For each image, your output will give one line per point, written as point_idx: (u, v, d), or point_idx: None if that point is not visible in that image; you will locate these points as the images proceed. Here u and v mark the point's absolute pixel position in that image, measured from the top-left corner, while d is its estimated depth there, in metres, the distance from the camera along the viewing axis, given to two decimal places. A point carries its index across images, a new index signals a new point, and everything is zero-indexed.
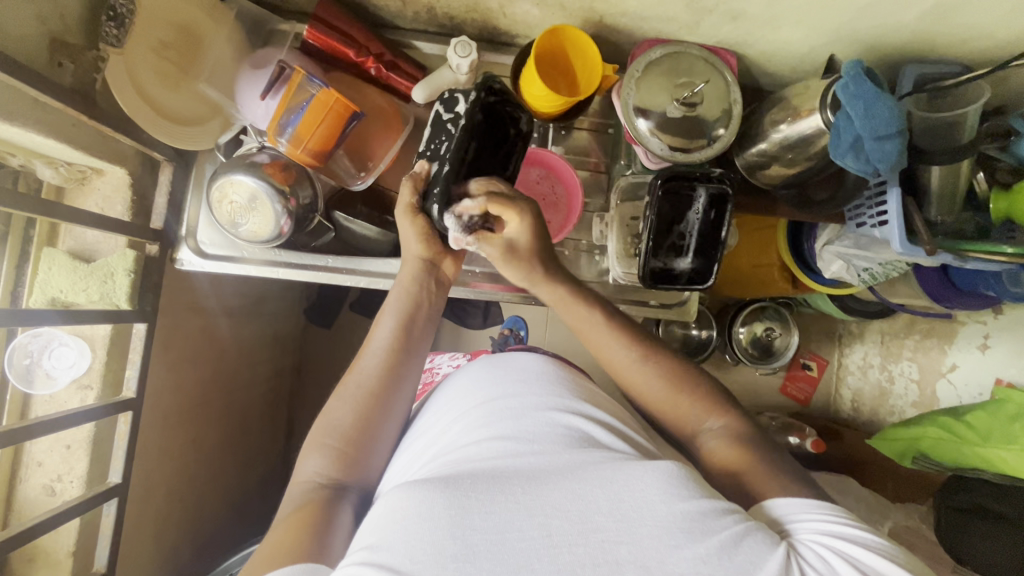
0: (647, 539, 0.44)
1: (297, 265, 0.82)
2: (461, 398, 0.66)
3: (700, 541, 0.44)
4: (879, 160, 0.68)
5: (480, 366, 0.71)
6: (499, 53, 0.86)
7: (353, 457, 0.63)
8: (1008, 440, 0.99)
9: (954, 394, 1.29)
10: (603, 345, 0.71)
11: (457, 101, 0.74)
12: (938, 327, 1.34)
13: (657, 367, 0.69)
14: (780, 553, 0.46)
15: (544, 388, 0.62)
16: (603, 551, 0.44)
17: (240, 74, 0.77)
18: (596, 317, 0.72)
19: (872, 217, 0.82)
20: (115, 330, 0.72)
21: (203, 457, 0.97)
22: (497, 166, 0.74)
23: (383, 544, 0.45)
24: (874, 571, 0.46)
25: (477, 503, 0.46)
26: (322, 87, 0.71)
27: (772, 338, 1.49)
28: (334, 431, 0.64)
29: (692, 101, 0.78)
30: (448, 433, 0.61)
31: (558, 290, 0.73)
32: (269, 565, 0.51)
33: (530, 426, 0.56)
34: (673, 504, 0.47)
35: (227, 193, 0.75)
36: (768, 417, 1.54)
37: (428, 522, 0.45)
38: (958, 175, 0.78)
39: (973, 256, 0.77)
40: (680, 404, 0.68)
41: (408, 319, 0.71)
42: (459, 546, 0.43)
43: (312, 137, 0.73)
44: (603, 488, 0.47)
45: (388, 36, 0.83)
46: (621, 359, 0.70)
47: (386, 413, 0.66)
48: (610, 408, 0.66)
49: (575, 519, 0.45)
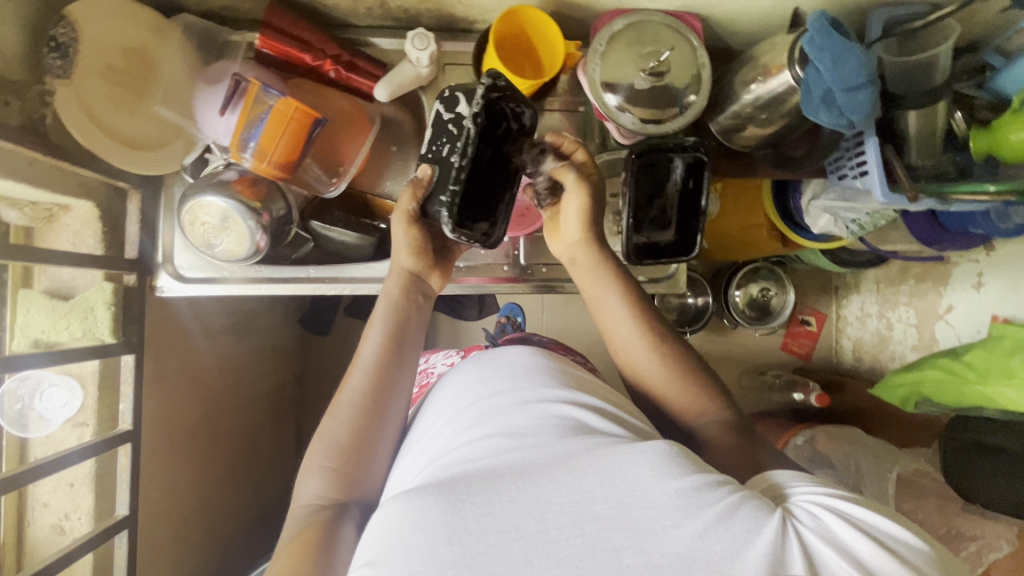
0: (643, 522, 0.45)
1: (278, 279, 0.81)
2: (453, 399, 0.66)
3: (696, 518, 0.45)
4: (853, 111, 0.67)
5: (470, 366, 0.70)
6: (458, 41, 0.84)
7: (353, 476, 0.63)
8: (1008, 375, 1.01)
9: (952, 335, 1.30)
10: (618, 322, 0.72)
11: (457, 101, 0.71)
12: (932, 270, 1.35)
13: (667, 356, 0.70)
14: (776, 521, 0.46)
15: (534, 381, 0.62)
16: (601, 540, 0.44)
17: (198, 93, 0.75)
18: (617, 287, 0.73)
19: (854, 167, 0.81)
20: (103, 365, 0.71)
21: (215, 477, 0.98)
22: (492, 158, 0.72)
23: (382, 556, 0.46)
24: (870, 527, 0.47)
25: (471, 507, 0.46)
26: (278, 98, 0.69)
27: (768, 298, 1.50)
28: (334, 451, 0.63)
29: (659, 70, 0.76)
30: (440, 438, 0.61)
31: (593, 262, 0.75)
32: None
33: (521, 419, 0.56)
34: (666, 484, 0.47)
35: (197, 215, 0.73)
36: (772, 377, 1.63)
37: (424, 531, 0.45)
38: (937, 118, 0.77)
39: (959, 197, 0.78)
40: (683, 395, 0.68)
41: (398, 332, 0.71)
42: (456, 552, 0.44)
43: (275, 150, 0.71)
44: (597, 476, 0.48)
45: (342, 36, 0.81)
46: (633, 338, 0.71)
47: (382, 426, 0.66)
48: (605, 394, 0.65)
49: (570, 511, 0.46)
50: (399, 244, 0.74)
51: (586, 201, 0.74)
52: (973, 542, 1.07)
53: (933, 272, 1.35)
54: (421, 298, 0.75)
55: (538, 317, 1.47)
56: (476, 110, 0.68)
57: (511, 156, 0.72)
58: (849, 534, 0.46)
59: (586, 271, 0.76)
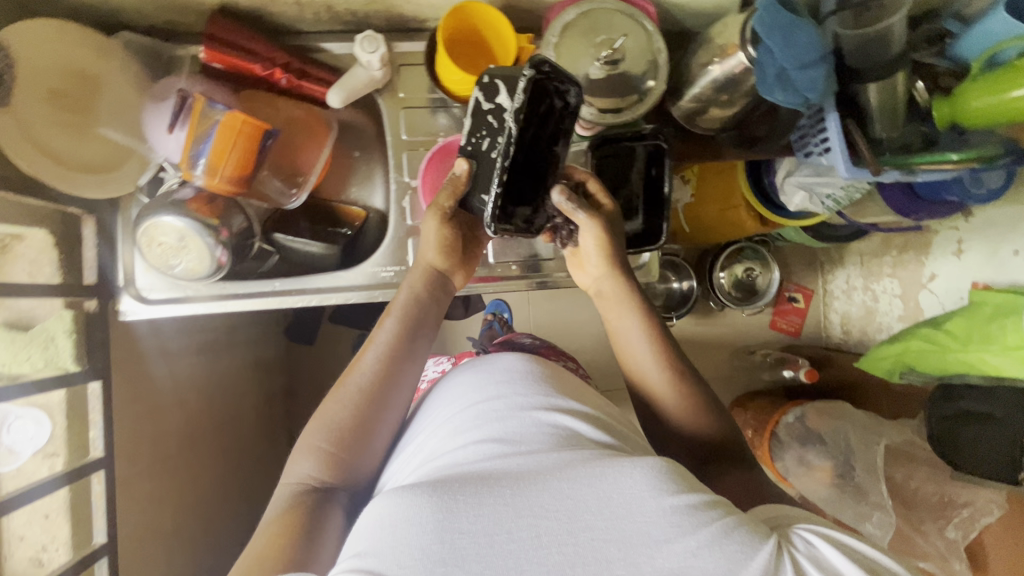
0: (636, 536, 0.44)
1: (244, 295, 0.80)
2: (449, 401, 0.66)
3: (690, 535, 0.44)
4: (808, 89, 0.66)
5: (470, 369, 0.70)
6: (411, 41, 0.82)
7: (346, 460, 0.63)
8: (988, 340, 1.01)
9: (936, 303, 1.29)
10: (634, 349, 0.73)
11: (497, 90, 0.70)
12: (914, 240, 1.35)
13: (685, 396, 0.69)
14: (770, 547, 0.46)
15: (530, 390, 0.61)
16: (592, 550, 0.44)
17: (145, 112, 0.73)
18: (637, 318, 0.74)
19: (819, 144, 0.79)
20: (69, 394, 0.70)
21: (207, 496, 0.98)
22: (536, 150, 0.71)
23: (369, 549, 0.46)
24: (865, 559, 0.47)
25: (464, 507, 0.46)
26: (226, 112, 0.68)
27: (754, 278, 1.51)
28: (330, 432, 0.63)
29: (613, 59, 0.75)
30: (434, 441, 0.60)
31: (614, 291, 0.77)
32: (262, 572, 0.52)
33: (518, 428, 0.56)
34: (663, 500, 0.46)
35: (154, 236, 0.72)
36: (762, 355, 1.64)
37: (415, 528, 0.45)
38: (897, 89, 0.76)
39: (921, 168, 0.78)
40: (698, 439, 0.69)
41: (413, 318, 0.71)
42: (446, 550, 0.44)
43: (226, 163, 0.70)
44: (593, 487, 0.47)
45: (291, 43, 0.79)
46: (648, 369, 0.71)
47: (381, 415, 0.65)
48: (596, 406, 0.65)
49: (564, 519, 0.45)
50: (429, 241, 0.74)
51: (603, 234, 0.76)
52: (965, 507, 1.11)
53: (915, 242, 1.35)
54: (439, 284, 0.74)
55: (524, 313, 1.46)
56: (517, 106, 0.66)
57: (551, 145, 0.71)
58: (845, 564, 0.46)
59: (609, 295, 0.77)
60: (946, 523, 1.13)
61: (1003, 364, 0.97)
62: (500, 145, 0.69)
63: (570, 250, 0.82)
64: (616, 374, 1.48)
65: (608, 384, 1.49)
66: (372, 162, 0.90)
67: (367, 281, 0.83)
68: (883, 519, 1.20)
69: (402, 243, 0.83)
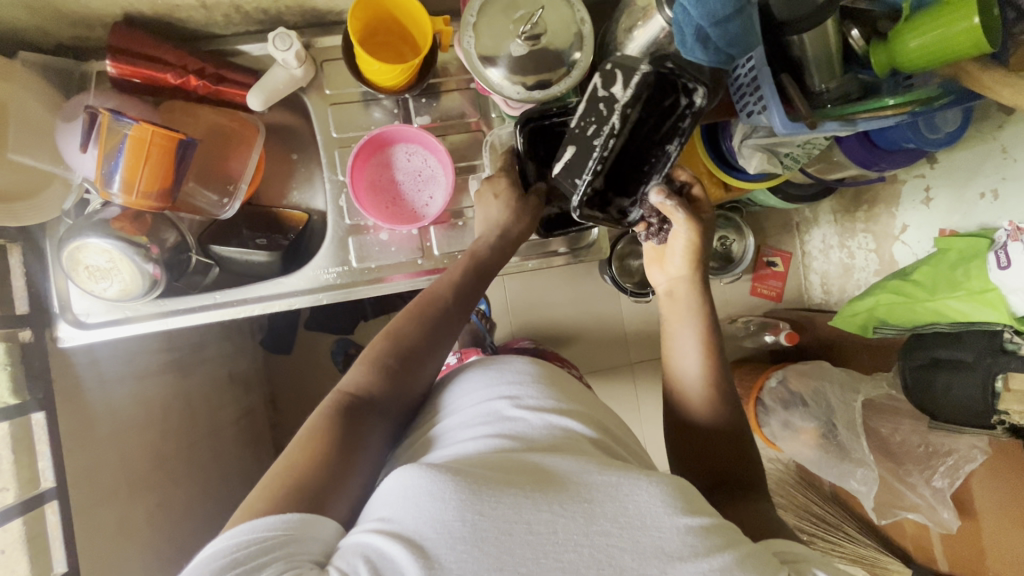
0: (650, 549, 0.45)
1: (184, 310, 0.79)
2: (462, 398, 0.67)
3: (702, 558, 0.45)
4: (730, 46, 0.66)
5: (482, 368, 0.71)
6: (330, 35, 0.80)
7: (397, 377, 0.65)
8: (954, 286, 1.00)
9: (910, 253, 1.29)
10: (682, 344, 0.76)
11: (617, 81, 0.69)
12: (884, 192, 1.33)
13: (724, 401, 0.73)
14: None
15: (547, 399, 0.63)
16: (607, 556, 0.44)
17: (58, 131, 0.71)
18: (700, 319, 0.77)
19: (754, 102, 0.76)
20: (13, 426, 0.69)
21: (199, 511, 0.98)
22: (636, 145, 0.75)
23: (393, 516, 0.48)
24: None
25: (487, 492, 0.47)
26: (133, 125, 0.67)
27: (729, 245, 1.49)
28: (398, 350, 0.66)
29: (534, 33, 0.72)
30: (451, 435, 0.61)
31: (684, 289, 0.79)
32: (291, 495, 0.52)
33: (540, 434, 0.57)
34: (676, 518, 0.47)
35: (79, 258, 0.71)
36: (742, 322, 1.58)
37: (438, 503, 0.46)
38: (828, 38, 0.75)
39: (859, 117, 0.75)
40: (730, 447, 0.70)
41: (479, 265, 0.75)
42: (468, 530, 0.45)
43: (140, 179, 0.69)
44: (610, 498, 0.48)
45: (205, 48, 0.77)
46: (695, 366, 0.74)
47: (440, 346, 0.69)
48: (590, 413, 0.65)
49: (580, 520, 0.46)
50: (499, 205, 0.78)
51: (695, 239, 0.77)
52: (949, 456, 1.10)
53: (884, 194, 1.33)
54: (512, 246, 0.77)
55: (501, 302, 1.45)
56: (621, 99, 0.70)
57: (662, 142, 0.74)
58: None
59: (683, 290, 0.79)
60: (931, 473, 1.13)
61: (971, 310, 0.97)
62: (603, 134, 0.71)
63: (653, 246, 0.83)
64: (595, 354, 1.48)
65: (590, 366, 1.48)
66: (311, 164, 0.89)
67: (311, 285, 0.81)
68: (867, 476, 1.20)
69: (342, 242, 0.82)
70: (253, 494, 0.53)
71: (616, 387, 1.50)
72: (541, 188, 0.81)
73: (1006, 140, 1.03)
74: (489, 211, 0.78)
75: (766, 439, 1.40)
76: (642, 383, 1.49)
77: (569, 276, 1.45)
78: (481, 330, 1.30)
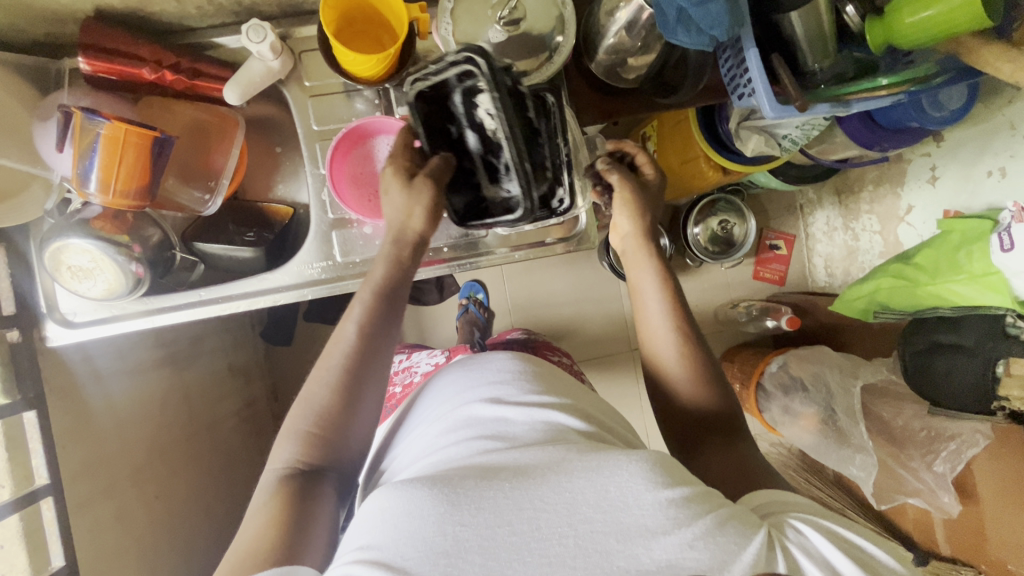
0: (634, 528, 0.45)
1: (168, 307, 0.79)
2: (443, 402, 0.67)
3: (686, 527, 0.45)
4: (711, 26, 0.62)
5: (459, 369, 0.70)
6: (308, 25, 0.79)
7: (329, 443, 0.62)
8: (956, 269, 0.98)
9: (915, 235, 1.25)
10: (643, 318, 0.74)
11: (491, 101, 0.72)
12: (889, 172, 1.29)
13: (697, 370, 0.70)
14: (760, 539, 0.46)
15: (523, 391, 0.63)
16: (593, 543, 0.44)
17: (35, 132, 0.71)
18: (654, 282, 0.74)
19: (742, 87, 0.75)
20: (5, 425, 0.70)
21: (199, 502, 0.99)
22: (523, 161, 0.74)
23: (374, 542, 0.48)
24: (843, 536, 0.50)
25: (466, 500, 0.47)
26: (106, 123, 0.66)
27: (730, 230, 1.44)
28: (315, 414, 0.63)
29: (513, 19, 0.71)
30: (433, 441, 0.61)
31: (637, 257, 0.76)
32: (251, 564, 0.53)
33: (518, 430, 0.57)
34: (656, 493, 0.47)
35: (62, 259, 0.71)
36: (744, 307, 1.55)
37: (417, 520, 0.46)
38: (820, 15, 0.72)
39: (853, 98, 0.72)
40: (711, 418, 0.69)
41: (390, 292, 0.69)
42: (449, 542, 0.45)
43: (117, 177, 0.69)
44: (590, 480, 0.48)
45: (181, 43, 0.76)
46: (659, 334, 0.72)
47: (362, 386, 0.65)
48: (574, 401, 0.64)
49: (562, 512, 0.46)
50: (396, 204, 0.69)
51: (635, 200, 0.76)
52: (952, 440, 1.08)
53: (889, 173, 1.29)
54: (413, 247, 0.71)
55: (500, 292, 1.44)
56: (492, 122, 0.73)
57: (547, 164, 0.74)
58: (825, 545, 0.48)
59: (630, 257, 0.77)
60: (934, 457, 1.10)
61: (973, 294, 0.94)
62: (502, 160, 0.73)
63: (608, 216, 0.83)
64: (594, 341, 1.47)
65: (588, 353, 1.47)
66: (295, 157, 0.88)
67: (296, 280, 0.81)
68: (866, 461, 1.18)
69: (326, 236, 0.81)
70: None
71: (615, 374, 1.49)
72: (434, 165, 0.68)
73: (1014, 116, 0.99)
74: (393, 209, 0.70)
75: (766, 424, 1.38)
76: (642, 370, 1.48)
77: (568, 264, 1.43)
78: (478, 320, 1.32)
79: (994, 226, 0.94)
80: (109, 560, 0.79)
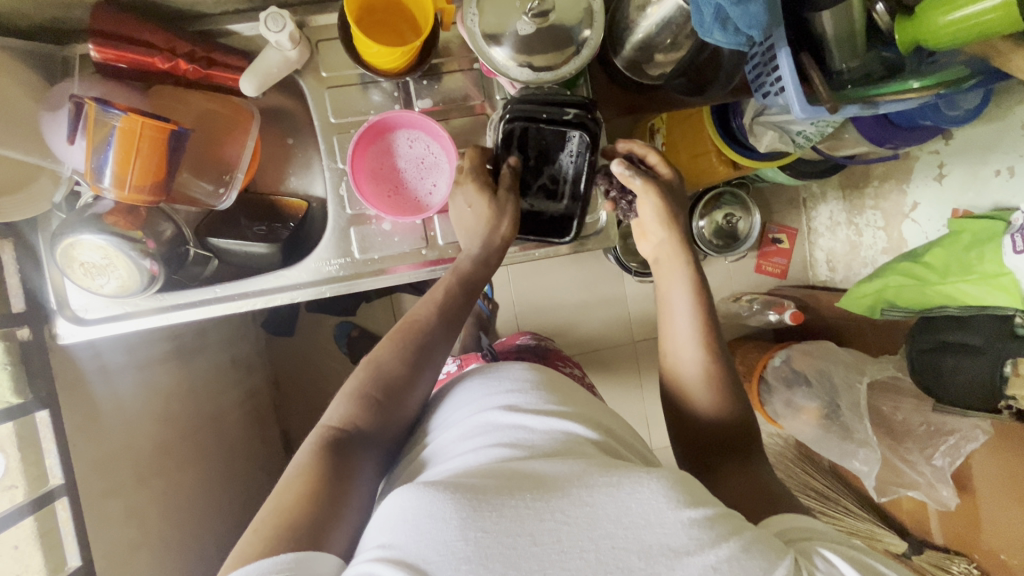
0: (656, 547, 0.44)
1: (184, 303, 0.77)
2: (457, 410, 0.66)
3: (710, 549, 0.44)
4: (749, 26, 0.61)
5: (474, 379, 0.70)
6: (325, 13, 0.76)
7: (379, 414, 0.64)
8: (967, 269, 0.98)
9: (919, 232, 1.26)
10: (666, 328, 0.76)
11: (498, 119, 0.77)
12: (895, 167, 1.30)
13: (718, 387, 0.71)
14: (788, 562, 0.46)
15: (539, 401, 0.62)
16: (615, 559, 0.44)
17: (44, 120, 0.68)
18: (684, 291, 0.75)
19: (772, 83, 0.74)
20: (17, 425, 0.68)
21: (205, 499, 0.97)
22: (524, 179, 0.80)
23: (394, 541, 0.47)
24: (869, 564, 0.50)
25: (487, 506, 0.46)
26: (122, 116, 0.64)
27: (734, 224, 1.44)
28: (380, 379, 0.65)
29: (543, 10, 0.68)
30: (447, 447, 0.61)
31: (670, 262, 0.78)
32: (277, 540, 0.51)
33: (537, 440, 0.57)
34: (679, 512, 0.46)
35: (74, 254, 0.69)
36: (746, 301, 1.55)
37: (439, 522, 0.46)
38: (853, 13, 0.71)
39: (881, 99, 0.72)
40: (731, 432, 0.70)
41: (471, 285, 0.74)
42: (470, 548, 0.44)
43: (131, 171, 0.66)
44: (612, 497, 0.47)
45: (193, 29, 0.73)
46: (682, 343, 0.73)
47: (428, 363, 0.68)
48: (588, 412, 0.64)
49: (583, 525, 0.46)
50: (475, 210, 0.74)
51: (661, 203, 0.77)
52: (951, 435, 1.10)
53: (896, 169, 1.29)
54: (500, 251, 0.75)
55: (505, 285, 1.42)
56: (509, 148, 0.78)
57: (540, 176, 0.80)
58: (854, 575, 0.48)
59: (658, 262, 0.79)
60: (933, 451, 1.13)
61: (982, 294, 0.95)
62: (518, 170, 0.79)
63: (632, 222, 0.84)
64: (599, 334, 1.47)
65: (592, 346, 1.47)
66: (308, 149, 0.86)
67: (313, 278, 0.79)
68: (869, 456, 1.21)
69: (343, 232, 0.79)
70: (241, 544, 0.51)
71: (620, 367, 1.49)
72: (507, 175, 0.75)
73: None
74: (467, 221, 0.75)
75: (766, 416, 1.39)
76: (646, 362, 1.49)
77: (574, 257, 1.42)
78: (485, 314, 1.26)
79: (1006, 228, 0.95)
80: (120, 560, 0.78)
